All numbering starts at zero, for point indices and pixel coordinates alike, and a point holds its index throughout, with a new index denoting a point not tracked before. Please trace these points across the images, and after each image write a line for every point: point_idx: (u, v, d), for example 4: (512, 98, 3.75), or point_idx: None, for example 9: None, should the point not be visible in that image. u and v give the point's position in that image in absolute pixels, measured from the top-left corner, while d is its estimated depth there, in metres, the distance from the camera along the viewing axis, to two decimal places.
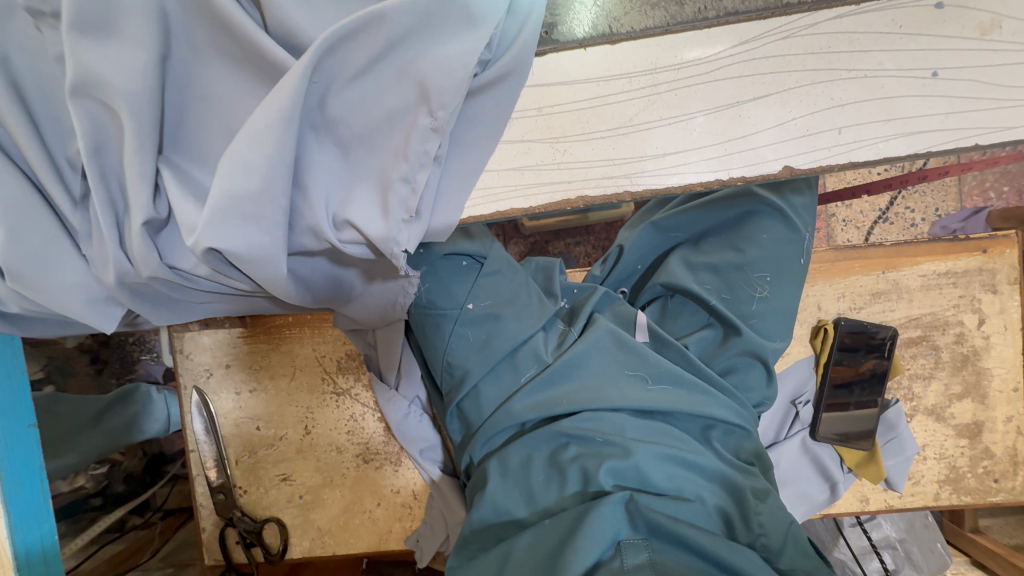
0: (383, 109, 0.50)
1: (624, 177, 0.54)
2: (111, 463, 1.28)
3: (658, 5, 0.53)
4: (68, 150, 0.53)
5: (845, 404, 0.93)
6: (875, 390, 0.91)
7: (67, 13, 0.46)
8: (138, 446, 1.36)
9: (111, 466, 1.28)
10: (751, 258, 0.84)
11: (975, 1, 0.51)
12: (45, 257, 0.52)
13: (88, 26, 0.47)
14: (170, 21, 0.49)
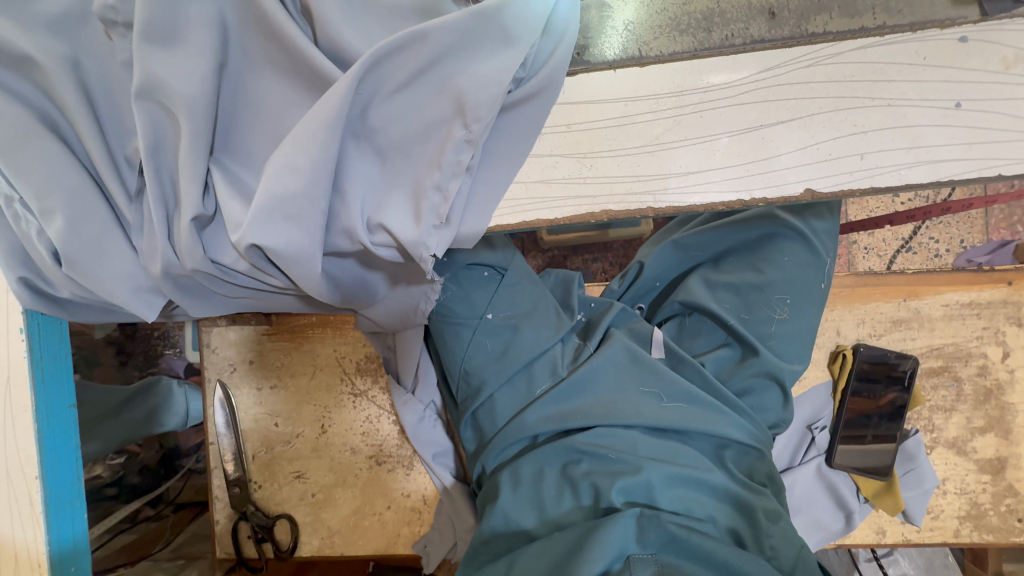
0: (422, 121, 0.53)
1: (647, 194, 0.56)
2: (128, 454, 1.31)
3: (687, 31, 0.56)
4: (127, 148, 0.56)
5: (862, 434, 0.92)
6: (894, 421, 0.90)
7: (139, 23, 0.50)
8: (154, 439, 1.38)
9: (128, 457, 1.31)
10: (770, 279, 0.84)
11: (999, 36, 0.53)
12: (98, 246, 0.55)
13: (157, 36, 0.51)
14: (230, 34, 0.53)
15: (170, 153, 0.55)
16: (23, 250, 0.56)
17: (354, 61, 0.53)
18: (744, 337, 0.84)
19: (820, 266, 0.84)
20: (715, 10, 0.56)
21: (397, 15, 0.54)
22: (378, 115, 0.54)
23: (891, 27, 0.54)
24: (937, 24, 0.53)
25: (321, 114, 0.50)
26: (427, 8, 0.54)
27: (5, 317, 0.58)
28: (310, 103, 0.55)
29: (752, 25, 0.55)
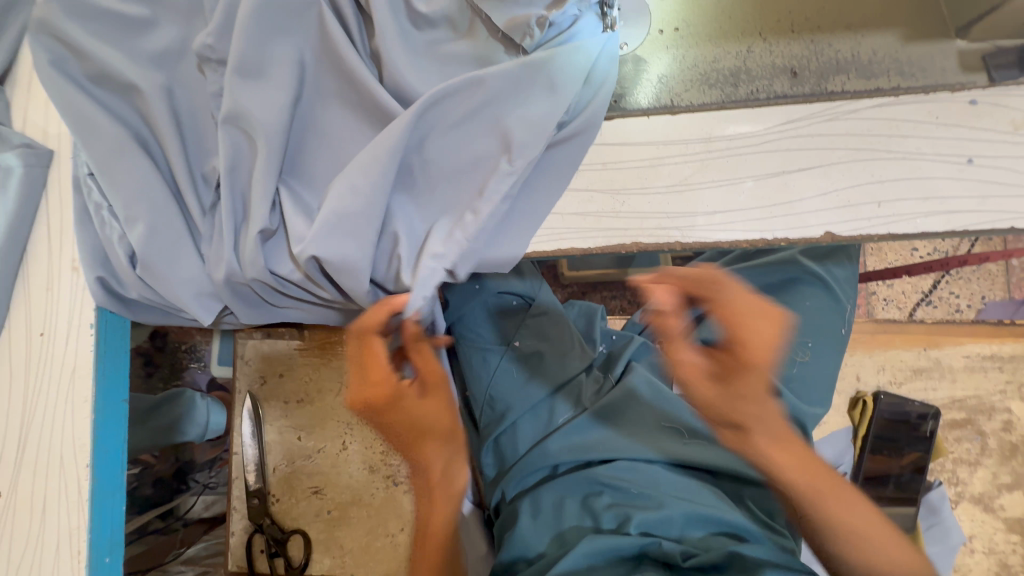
0: (471, 156, 0.59)
1: (676, 229, 0.60)
2: (142, 465, 1.23)
3: (715, 85, 0.61)
4: (204, 167, 0.63)
5: (885, 483, 0.90)
6: (914, 470, 0.90)
7: (232, 61, 0.58)
8: (172, 451, 1.28)
9: (143, 468, 1.24)
10: (793, 322, 0.85)
11: (1007, 101, 0.57)
12: (171, 251, 0.60)
13: (244, 72, 0.58)
14: (307, 73, 0.61)
15: (244, 173, 0.61)
16: (105, 252, 0.62)
17: (415, 100, 0.59)
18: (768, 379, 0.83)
19: (840, 311, 0.87)
20: (741, 68, 0.61)
21: (455, 62, 0.61)
22: (432, 149, 0.59)
23: (906, 88, 0.59)
24: (949, 87, 0.58)
25: (382, 146, 0.56)
26: (482, 58, 0.61)
27: (78, 312, 0.63)
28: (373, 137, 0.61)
29: (775, 82, 0.60)
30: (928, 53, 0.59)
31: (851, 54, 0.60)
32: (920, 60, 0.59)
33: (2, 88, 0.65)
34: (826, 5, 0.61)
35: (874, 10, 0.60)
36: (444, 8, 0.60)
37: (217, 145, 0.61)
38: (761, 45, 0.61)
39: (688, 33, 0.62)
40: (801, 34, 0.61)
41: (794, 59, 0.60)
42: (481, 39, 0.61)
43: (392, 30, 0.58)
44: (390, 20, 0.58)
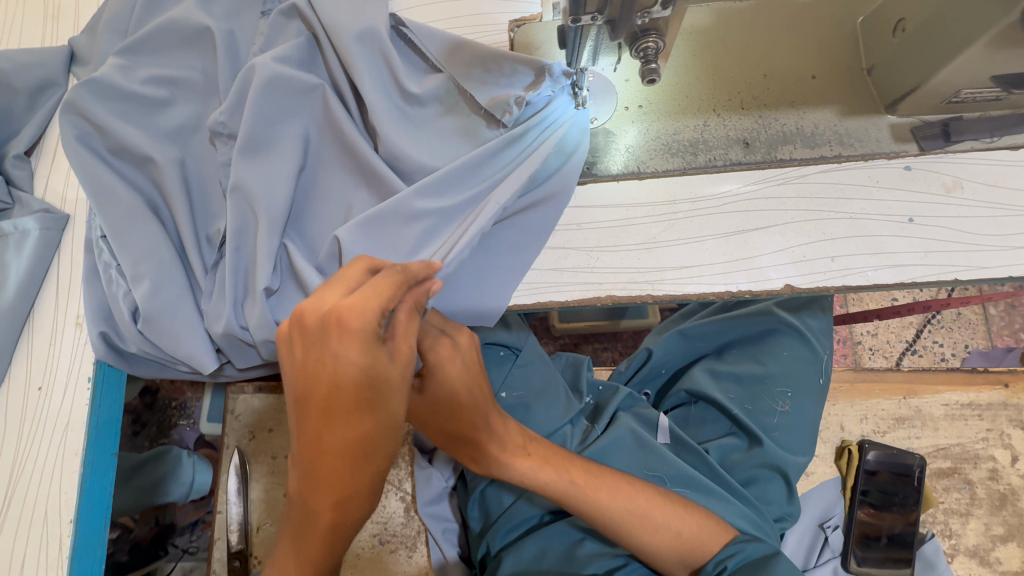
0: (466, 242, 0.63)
1: (647, 283, 0.64)
2: (120, 529, 1.22)
3: (677, 154, 0.67)
4: (208, 229, 0.68)
5: (878, 534, 0.90)
6: (908, 520, 0.89)
7: (242, 137, 0.64)
8: (151, 513, 1.26)
9: (120, 532, 1.22)
10: (772, 371, 0.88)
11: (938, 168, 0.64)
12: (172, 308, 0.64)
13: (253, 146, 0.65)
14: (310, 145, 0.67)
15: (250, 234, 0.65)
16: (109, 309, 0.66)
17: (410, 165, 0.66)
18: (749, 427, 0.85)
19: (817, 361, 0.89)
20: (699, 139, 0.67)
21: (444, 133, 0.68)
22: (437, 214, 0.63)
23: (846, 156, 0.65)
24: (884, 155, 0.65)
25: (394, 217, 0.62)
26: (466, 129, 0.68)
27: (77, 366, 0.66)
28: (370, 200, 0.67)
29: (730, 151, 0.67)
30: (864, 126, 0.65)
31: (795, 127, 0.66)
32: (856, 131, 0.65)
33: (28, 159, 0.71)
34: (771, 86, 0.67)
35: (812, 90, 0.67)
36: (433, 88, 0.67)
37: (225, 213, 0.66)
38: (717, 119, 0.67)
39: (651, 109, 0.68)
40: (750, 110, 0.67)
41: (746, 131, 0.67)
42: (465, 114, 0.68)
43: (386, 106, 0.65)
44: (386, 99, 0.66)
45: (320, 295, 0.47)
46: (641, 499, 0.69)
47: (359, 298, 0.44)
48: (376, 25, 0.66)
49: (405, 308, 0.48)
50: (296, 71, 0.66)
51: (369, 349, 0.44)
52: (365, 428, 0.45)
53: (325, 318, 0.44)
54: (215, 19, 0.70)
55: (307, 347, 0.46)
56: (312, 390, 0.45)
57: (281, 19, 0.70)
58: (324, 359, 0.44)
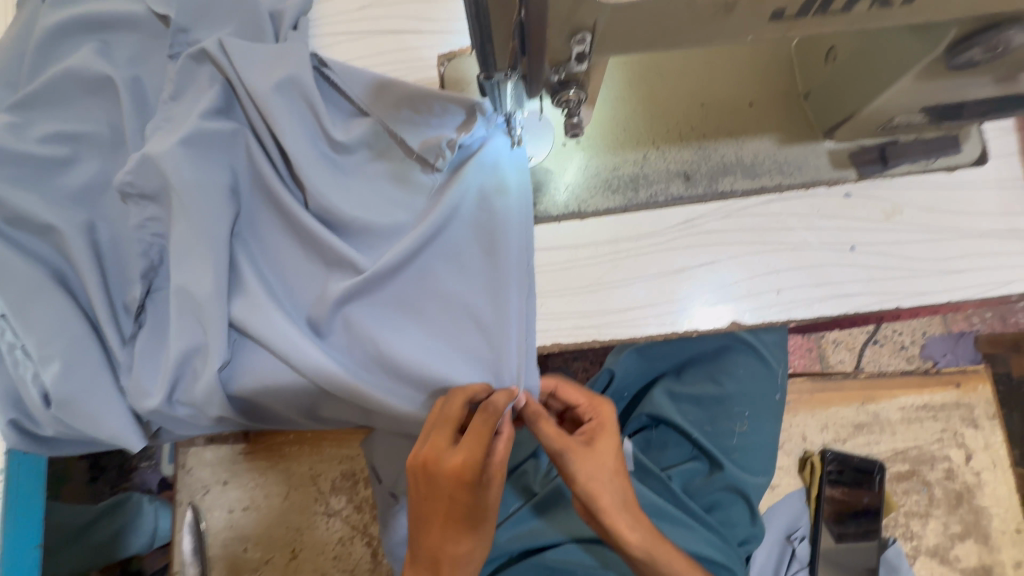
0: (473, 295, 0.60)
1: (593, 327, 0.63)
2: None
3: (618, 190, 0.65)
4: (124, 296, 0.63)
5: (843, 535, 0.91)
6: (871, 524, 0.91)
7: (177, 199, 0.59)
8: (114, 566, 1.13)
9: None
10: (731, 392, 0.87)
11: (876, 194, 0.64)
12: (86, 388, 0.59)
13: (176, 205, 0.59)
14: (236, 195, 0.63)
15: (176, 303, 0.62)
16: (18, 393, 0.61)
17: (341, 220, 0.62)
18: (710, 451, 0.85)
19: (773, 377, 0.87)
20: (640, 174, 0.65)
21: (375, 179, 0.65)
22: (439, 273, 0.62)
23: (787, 186, 0.64)
24: (823, 183, 0.64)
25: (370, 271, 0.60)
26: (398, 174, 0.65)
27: None
28: (304, 259, 0.64)
29: (671, 186, 0.65)
30: (803, 154, 0.64)
31: (735, 158, 0.65)
32: (795, 159, 0.64)
33: None
34: (709, 116, 0.66)
35: (750, 118, 0.65)
36: (360, 134, 0.63)
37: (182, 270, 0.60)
38: (656, 152, 0.66)
39: (590, 144, 0.66)
40: (690, 141, 0.66)
41: (686, 163, 0.65)
42: (397, 158, 0.65)
43: (311, 157, 0.62)
44: (308, 148, 0.62)
45: (430, 439, 0.54)
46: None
47: (471, 453, 0.53)
48: (295, 73, 0.62)
49: (505, 438, 0.57)
50: (209, 122, 0.61)
51: (476, 492, 0.54)
52: (470, 545, 0.58)
53: (439, 468, 0.53)
54: (118, 66, 0.65)
55: (427, 484, 0.55)
56: (429, 509, 0.56)
57: (191, 63, 0.64)
58: (442, 497, 0.54)
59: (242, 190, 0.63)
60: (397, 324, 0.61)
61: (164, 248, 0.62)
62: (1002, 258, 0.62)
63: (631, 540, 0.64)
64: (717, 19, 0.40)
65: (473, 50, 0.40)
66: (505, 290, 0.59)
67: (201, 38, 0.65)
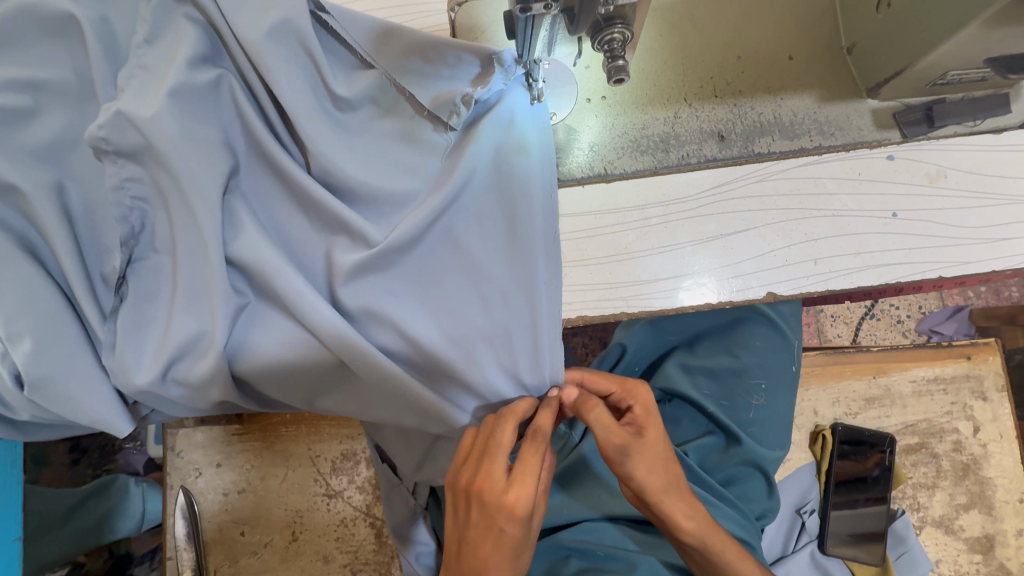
0: (495, 265, 0.56)
1: (621, 299, 0.59)
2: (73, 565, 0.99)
3: (647, 151, 0.60)
4: (103, 267, 0.56)
5: (854, 500, 0.92)
6: (883, 490, 0.91)
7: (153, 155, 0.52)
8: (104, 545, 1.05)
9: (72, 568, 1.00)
10: (746, 364, 0.84)
11: (921, 156, 0.59)
12: (64, 368, 0.54)
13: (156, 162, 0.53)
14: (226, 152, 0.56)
15: (164, 275, 0.56)
16: None
17: (346, 183, 0.56)
18: (725, 426, 0.83)
19: (790, 349, 0.85)
20: (670, 134, 0.60)
21: (381, 138, 0.58)
22: (461, 240, 0.57)
23: (827, 147, 0.60)
24: (866, 145, 0.60)
25: (386, 242, 0.54)
26: (408, 133, 0.58)
27: None
28: (306, 226, 0.58)
29: (704, 146, 0.60)
30: (844, 113, 0.60)
31: (772, 116, 0.60)
32: (837, 119, 0.60)
33: None
34: (745, 70, 0.61)
35: (789, 74, 0.60)
36: (364, 88, 0.57)
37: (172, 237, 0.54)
38: (688, 110, 0.60)
39: (616, 101, 0.61)
40: (724, 98, 0.60)
41: (720, 122, 0.60)
42: (406, 115, 0.58)
43: (311, 110, 0.55)
44: (307, 99, 0.55)
45: (483, 468, 0.52)
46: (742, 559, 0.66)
47: (525, 485, 0.51)
48: (290, 15, 0.54)
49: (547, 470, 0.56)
50: (192, 69, 0.54)
51: (526, 525, 0.52)
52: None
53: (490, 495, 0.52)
54: (82, 3, 0.56)
55: (478, 516, 0.53)
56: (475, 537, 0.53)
57: (168, 2, 0.55)
58: (492, 531, 0.52)
59: (234, 147, 0.56)
60: (415, 298, 0.56)
61: (145, 212, 0.55)
62: None
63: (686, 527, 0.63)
64: None
65: None
66: (533, 260, 0.56)
67: None
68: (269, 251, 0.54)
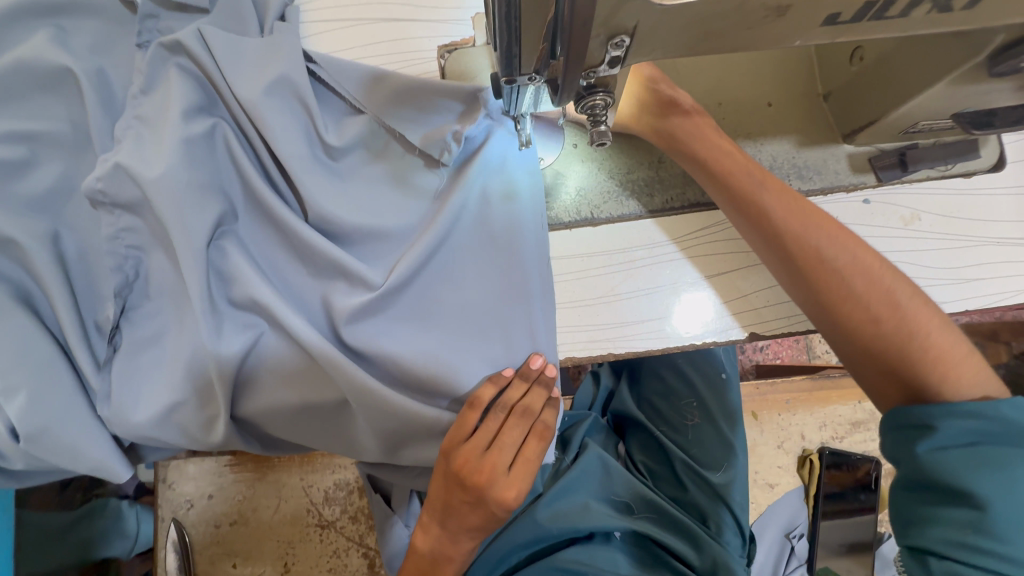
0: (489, 298, 0.57)
1: (608, 341, 0.60)
2: None
3: (632, 195, 0.63)
4: (98, 315, 0.57)
5: (845, 513, 0.94)
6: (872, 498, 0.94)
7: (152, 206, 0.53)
8: None
9: None
10: (675, 385, 0.88)
11: (895, 200, 0.62)
12: (61, 419, 0.54)
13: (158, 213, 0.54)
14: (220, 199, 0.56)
15: (159, 321, 0.56)
16: None
17: (342, 231, 0.57)
18: (669, 448, 0.84)
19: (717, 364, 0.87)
20: (654, 178, 0.63)
21: (373, 182, 0.59)
22: (456, 275, 0.58)
23: (805, 190, 0.62)
24: (843, 188, 0.62)
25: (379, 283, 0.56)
26: (399, 178, 0.60)
27: None
28: (298, 268, 0.59)
29: (688, 190, 0.63)
30: (822, 157, 0.62)
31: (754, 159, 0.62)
32: (814, 163, 0.62)
33: None
34: (725, 116, 0.63)
35: (768, 119, 0.63)
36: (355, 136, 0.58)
37: (175, 286, 0.56)
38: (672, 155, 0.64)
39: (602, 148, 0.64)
40: None
41: None
42: (397, 159, 0.60)
43: (306, 161, 0.56)
44: (301, 148, 0.56)
45: (461, 490, 0.57)
46: (918, 302, 0.52)
47: (491, 506, 0.58)
48: (286, 70, 0.56)
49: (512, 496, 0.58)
50: (190, 121, 0.55)
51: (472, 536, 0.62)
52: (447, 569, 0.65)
53: (491, 489, 0.57)
54: (79, 57, 0.57)
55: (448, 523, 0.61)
56: (454, 514, 0.60)
57: (163, 53, 0.57)
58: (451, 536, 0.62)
59: (229, 193, 0.57)
60: (413, 337, 0.56)
61: (140, 261, 0.56)
62: (1019, 267, 0.61)
63: (852, 367, 0.55)
64: (767, 22, 0.35)
65: (496, 53, 0.35)
66: (528, 298, 0.57)
67: (173, 26, 0.58)
68: (261, 293, 0.55)
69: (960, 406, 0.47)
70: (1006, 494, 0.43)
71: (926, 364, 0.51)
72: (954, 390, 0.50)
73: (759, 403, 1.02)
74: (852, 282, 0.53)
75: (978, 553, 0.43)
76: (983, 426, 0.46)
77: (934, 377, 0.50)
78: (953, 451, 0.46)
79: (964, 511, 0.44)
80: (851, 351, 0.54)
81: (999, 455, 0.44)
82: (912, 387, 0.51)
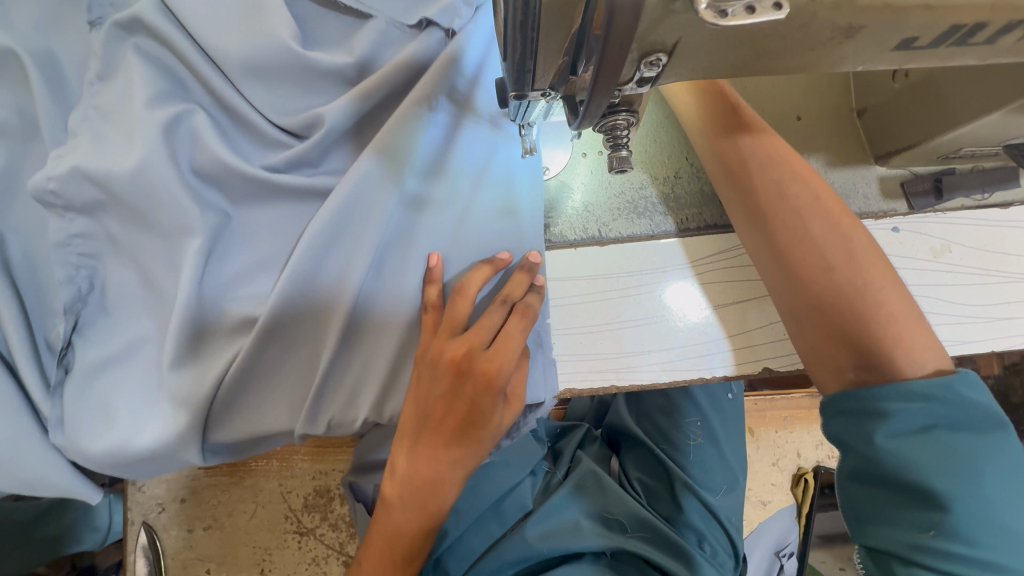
0: (455, 237, 0.51)
1: (612, 372, 0.55)
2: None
3: (645, 214, 0.59)
4: (50, 330, 0.51)
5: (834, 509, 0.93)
6: None
7: None
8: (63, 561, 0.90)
9: None
10: (677, 402, 0.84)
11: (927, 229, 0.57)
12: (9, 446, 0.49)
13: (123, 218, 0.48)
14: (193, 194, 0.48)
15: (116, 339, 0.50)
16: None
17: None
18: (671, 469, 0.79)
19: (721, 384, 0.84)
20: (669, 195, 0.59)
21: None
22: (415, 201, 0.51)
23: None
24: (872, 215, 0.57)
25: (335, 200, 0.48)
26: None
27: None
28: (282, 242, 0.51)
29: (706, 210, 0.59)
30: (850, 180, 0.58)
31: None
32: (843, 185, 0.58)
33: None
34: None
35: (797, 136, 0.58)
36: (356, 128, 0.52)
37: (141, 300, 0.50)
38: (689, 170, 0.60)
39: None
40: None
41: None
42: None
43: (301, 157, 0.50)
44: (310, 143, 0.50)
45: (429, 382, 0.47)
46: (873, 255, 0.47)
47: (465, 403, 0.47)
48: (264, 59, 0.49)
49: (488, 388, 0.46)
50: (152, 109, 0.48)
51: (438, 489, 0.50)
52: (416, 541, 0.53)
53: (473, 369, 0.47)
54: (23, 35, 0.50)
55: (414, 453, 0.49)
56: (426, 438, 0.48)
57: (119, 33, 0.49)
58: (422, 480, 0.50)
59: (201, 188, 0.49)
60: (377, 265, 0.50)
61: (95, 270, 0.50)
62: None
63: (804, 331, 0.48)
64: (831, 45, 0.29)
65: (506, 65, 0.29)
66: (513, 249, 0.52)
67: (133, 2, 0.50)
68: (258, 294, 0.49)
69: (907, 386, 0.42)
70: (969, 489, 0.38)
71: (884, 326, 0.44)
72: (905, 355, 0.44)
73: (756, 419, 1.01)
74: (810, 226, 0.48)
75: (941, 557, 0.39)
76: (935, 408, 0.41)
77: (886, 338, 0.44)
78: (907, 439, 0.41)
79: (927, 513, 0.39)
80: (806, 311, 0.48)
81: (955, 440, 0.40)
82: (862, 351, 0.45)
